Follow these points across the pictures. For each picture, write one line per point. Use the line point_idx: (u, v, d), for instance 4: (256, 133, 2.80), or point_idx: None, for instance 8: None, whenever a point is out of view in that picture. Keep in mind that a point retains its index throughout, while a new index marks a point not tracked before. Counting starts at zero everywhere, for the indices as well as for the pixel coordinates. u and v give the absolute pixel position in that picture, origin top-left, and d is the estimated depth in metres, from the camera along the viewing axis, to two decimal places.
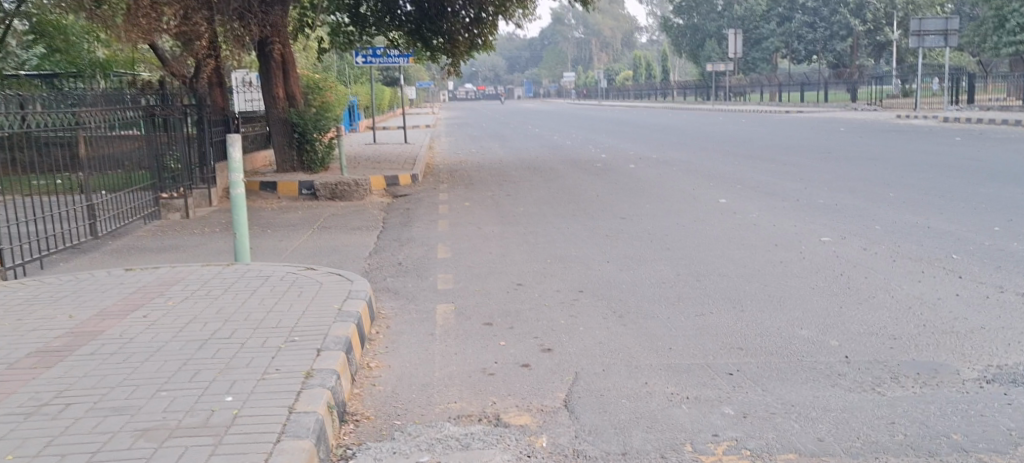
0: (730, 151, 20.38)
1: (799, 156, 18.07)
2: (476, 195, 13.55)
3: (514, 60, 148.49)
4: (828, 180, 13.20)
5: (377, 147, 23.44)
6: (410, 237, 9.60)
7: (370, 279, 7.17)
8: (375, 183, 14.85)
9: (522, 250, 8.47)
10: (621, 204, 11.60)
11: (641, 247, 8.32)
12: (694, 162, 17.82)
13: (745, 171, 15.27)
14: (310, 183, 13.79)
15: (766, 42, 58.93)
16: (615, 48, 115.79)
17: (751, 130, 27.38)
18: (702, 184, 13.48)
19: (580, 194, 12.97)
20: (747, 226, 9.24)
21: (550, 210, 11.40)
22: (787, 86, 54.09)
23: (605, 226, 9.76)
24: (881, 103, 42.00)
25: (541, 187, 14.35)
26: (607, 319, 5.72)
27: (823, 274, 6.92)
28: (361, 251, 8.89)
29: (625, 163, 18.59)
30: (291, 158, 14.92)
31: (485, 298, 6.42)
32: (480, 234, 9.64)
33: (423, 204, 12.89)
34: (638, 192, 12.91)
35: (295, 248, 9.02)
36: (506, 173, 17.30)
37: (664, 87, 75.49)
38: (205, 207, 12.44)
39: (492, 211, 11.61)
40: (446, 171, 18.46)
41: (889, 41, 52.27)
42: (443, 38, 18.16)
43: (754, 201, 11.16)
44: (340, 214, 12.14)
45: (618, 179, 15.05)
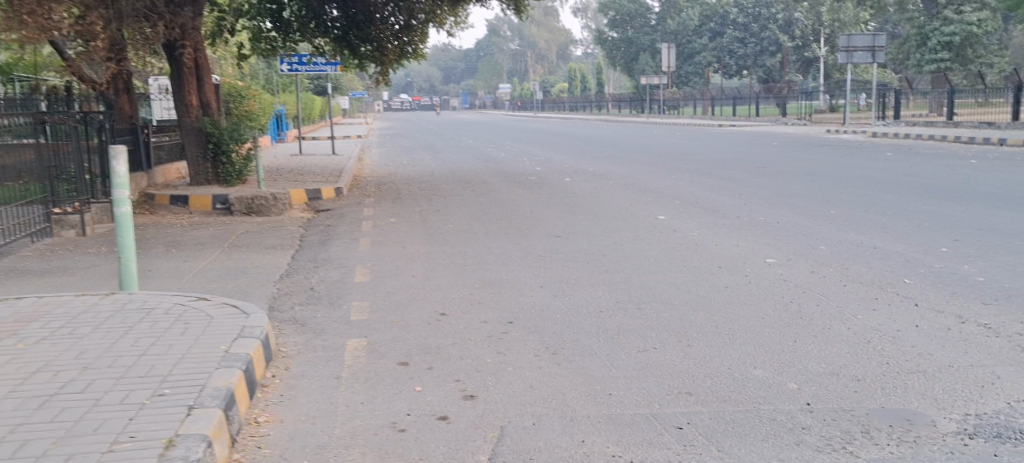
0: (665, 165, 20.06)
1: (735, 170, 17.78)
2: (403, 210, 12.89)
3: (448, 72, 147.88)
4: (766, 195, 12.87)
5: (302, 159, 22.57)
6: (327, 258, 8.90)
7: (276, 311, 6.45)
8: (296, 197, 14.25)
9: (448, 273, 7.84)
10: (555, 220, 11.07)
11: (576, 269, 7.73)
12: (630, 176, 17.42)
13: (682, 186, 14.89)
14: (225, 197, 13.36)
15: (698, 56, 59.44)
16: (550, 60, 116.05)
17: (685, 144, 27.23)
18: (639, 200, 13.03)
19: (512, 209, 12.39)
20: (688, 246, 8.73)
21: (480, 226, 10.79)
22: (719, 100, 54.52)
23: (538, 244, 9.18)
24: (811, 117, 42.48)
25: (472, 202, 13.74)
26: (539, 356, 5.13)
27: (771, 300, 6.40)
28: (271, 275, 8.21)
29: (559, 176, 18.11)
30: (205, 171, 14.57)
31: (403, 331, 5.79)
32: (403, 254, 9.01)
33: (346, 220, 12.20)
34: (573, 208, 12.38)
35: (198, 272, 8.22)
36: (436, 186, 16.66)
37: (597, 100, 75.68)
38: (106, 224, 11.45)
39: (419, 228, 10.96)
40: (374, 183, 17.75)
41: (816, 57, 53.15)
42: (371, 45, 17.48)
43: (693, 218, 10.72)
44: (255, 234, 11.41)
45: (552, 194, 14.53)
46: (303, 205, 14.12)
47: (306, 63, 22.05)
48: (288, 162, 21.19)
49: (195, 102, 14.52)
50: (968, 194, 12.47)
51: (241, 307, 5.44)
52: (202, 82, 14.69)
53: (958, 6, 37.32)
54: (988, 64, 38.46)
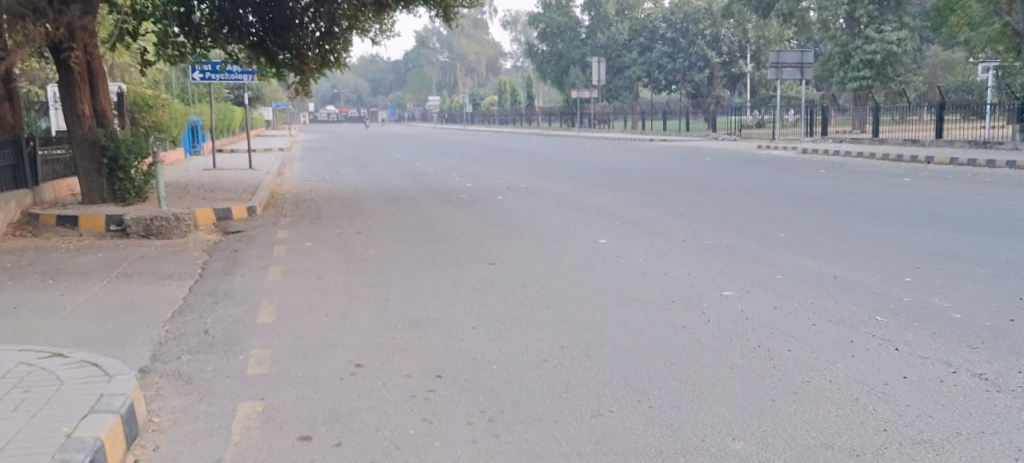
0: (600, 181, 19.43)
1: (672, 187, 17.19)
2: (322, 231, 11.93)
3: (378, 83, 146.21)
4: (707, 216, 12.25)
5: (218, 174, 21.39)
6: (230, 296, 7.96)
7: (161, 374, 5.54)
8: (203, 217, 13.48)
9: (366, 308, 6.98)
10: (488, 243, 10.26)
11: (512, 303, 6.92)
12: (563, 194, 16.71)
13: (620, 205, 14.22)
14: (120, 217, 12.98)
15: (627, 71, 59.36)
16: (480, 73, 115.31)
17: (619, 159, 26.70)
18: (575, 220, 12.29)
19: (441, 230, 11.51)
20: (633, 274, 7.98)
21: (406, 250, 9.91)
22: (649, 115, 54.46)
23: (469, 272, 8.34)
24: (741, 133, 42.53)
25: (398, 221, 12.81)
26: (471, 423, 4.30)
27: (732, 339, 5.63)
28: (164, 319, 7.31)
29: (489, 193, 17.31)
30: (99, 187, 13.96)
31: (309, 388, 4.92)
32: (318, 284, 8.12)
33: (257, 244, 11.21)
34: (507, 229, 11.57)
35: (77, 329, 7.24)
36: (360, 204, 15.70)
37: (529, 113, 75.21)
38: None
39: (338, 252, 10.02)
40: (293, 201, 16.72)
41: (743, 72, 53.47)
42: (290, 53, 16.39)
43: (635, 241, 10.01)
44: (154, 263, 10.41)
45: (483, 212, 13.69)
46: (211, 226, 13.35)
47: (219, 71, 20.91)
48: (203, 179, 20.01)
49: (88, 112, 13.83)
50: (915, 214, 11.99)
51: (100, 365, 4.65)
52: (95, 91, 14.01)
53: (879, 25, 37.46)
54: (910, 81, 38.87)
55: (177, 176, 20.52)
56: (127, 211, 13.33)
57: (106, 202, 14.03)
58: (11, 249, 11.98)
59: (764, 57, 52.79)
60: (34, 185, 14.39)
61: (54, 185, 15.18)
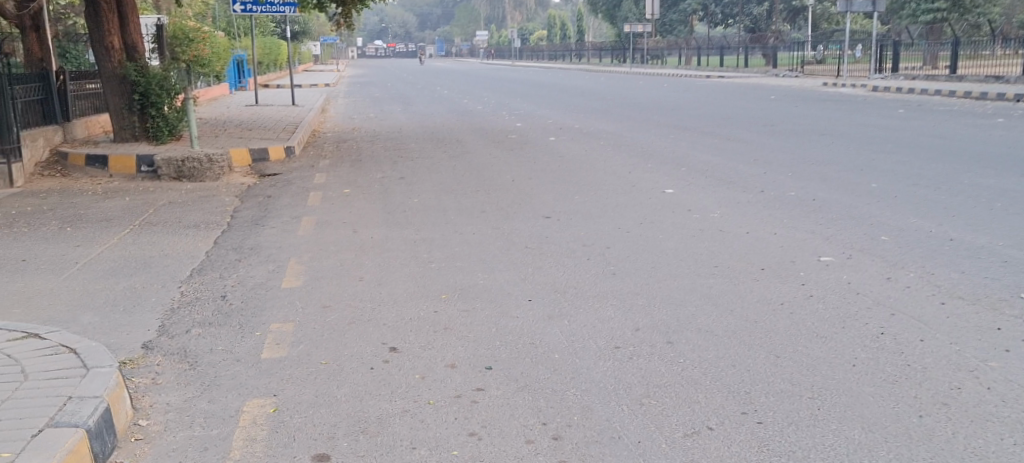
0: (658, 121, 18.34)
1: (737, 128, 16.06)
2: (362, 176, 11.07)
3: (425, 17, 144.54)
4: (781, 161, 11.17)
5: (258, 111, 20.64)
6: (255, 253, 7.13)
7: (164, 357, 4.72)
8: (238, 158, 12.66)
9: (406, 274, 6.10)
10: (541, 194, 9.32)
11: (572, 271, 6.00)
12: (620, 135, 15.68)
13: (682, 149, 13.15)
14: (150, 158, 12.25)
15: (682, 5, 57.38)
16: (529, 7, 113.07)
17: (675, 97, 25.44)
18: (636, 166, 11.29)
19: (490, 177, 10.59)
20: (708, 234, 6.99)
21: (451, 200, 9.03)
22: (705, 50, 52.59)
23: (523, 230, 7.43)
24: (803, 69, 40.82)
25: (444, 165, 11.93)
26: (532, 445, 3.39)
27: (844, 315, 4.65)
28: (181, 280, 6.50)
29: (541, 134, 16.34)
30: (131, 124, 13.18)
31: (333, 383, 4.04)
32: (353, 241, 7.25)
33: (293, 190, 10.39)
34: (563, 176, 10.62)
35: (83, 289, 6.49)
36: (403, 145, 14.81)
37: (579, 48, 73.47)
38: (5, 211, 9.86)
39: (377, 202, 9.15)
40: (334, 141, 15.89)
41: (805, 5, 51.09)
42: None
43: (705, 193, 9.01)
44: (182, 210, 9.62)
45: (534, 156, 12.75)
46: (247, 168, 12.55)
47: (260, 3, 20.48)
48: (243, 116, 19.28)
49: (117, 45, 13.08)
50: (1017, 161, 10.78)
51: (80, 354, 3.88)
52: (124, 23, 13.18)
53: None
54: (987, 15, 36.61)
55: (218, 114, 19.79)
56: (157, 151, 12.55)
57: (139, 141, 13.25)
58: (36, 191, 11.28)
59: None
60: (66, 122, 13.68)
61: (86, 121, 14.47)
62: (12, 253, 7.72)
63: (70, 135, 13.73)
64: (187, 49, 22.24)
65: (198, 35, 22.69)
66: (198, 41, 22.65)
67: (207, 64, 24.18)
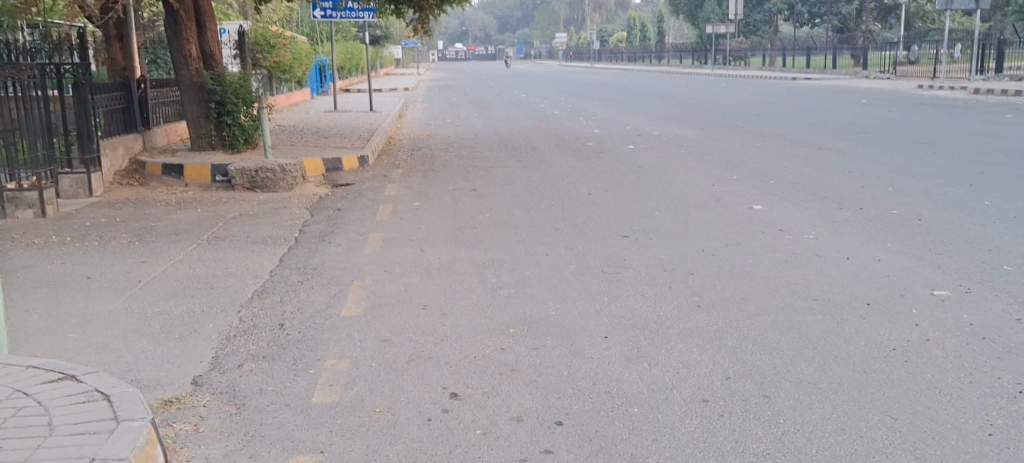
0: (744, 127, 17.64)
1: (827, 135, 15.30)
2: (435, 187, 10.75)
3: (505, 20, 145.03)
4: (878, 173, 10.47)
5: (335, 117, 20.59)
6: (318, 272, 6.81)
7: (212, 396, 4.40)
8: (311, 168, 12.39)
9: (474, 302, 5.70)
10: (619, 209, 8.83)
11: (653, 301, 5.50)
12: (704, 143, 15.07)
13: (769, 158, 12.51)
14: (225, 168, 11.80)
15: (767, 4, 56.06)
16: (610, 8, 112.23)
17: (760, 101, 24.62)
18: (720, 178, 10.71)
19: (566, 190, 10.13)
20: (802, 259, 6.42)
21: (525, 216, 8.60)
22: (791, 51, 51.22)
23: (601, 252, 6.96)
24: (895, 70, 39.36)
25: (518, 176, 11.52)
26: None
27: (965, 367, 4.09)
28: (241, 302, 6.18)
29: (620, 141, 15.82)
30: (208, 132, 12.98)
31: (388, 442, 3.66)
32: (420, 263, 6.86)
33: (364, 201, 10.09)
34: (642, 188, 10.11)
35: (143, 308, 6.21)
36: (479, 153, 14.49)
37: (659, 49, 72.53)
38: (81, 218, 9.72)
39: (448, 216, 8.79)
40: (408, 148, 15.66)
41: (897, 4, 49.28)
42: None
43: (797, 210, 8.39)
44: (252, 222, 9.34)
45: (612, 166, 12.28)
46: (320, 178, 12.29)
47: (339, 8, 20.45)
48: (320, 122, 19.23)
49: (195, 53, 12.93)
50: None
51: (110, 401, 3.67)
52: (203, 30, 13.02)
53: None
54: None
55: (296, 120, 19.73)
56: (233, 160, 12.14)
57: (215, 150, 13.05)
58: (114, 200, 10.91)
59: None
60: (145, 129, 13.54)
61: (166, 128, 14.33)
62: (82, 264, 7.51)
63: (149, 141, 13.53)
64: (268, 54, 22.37)
65: (279, 41, 22.73)
66: (279, 46, 22.67)
67: (288, 69, 24.20)
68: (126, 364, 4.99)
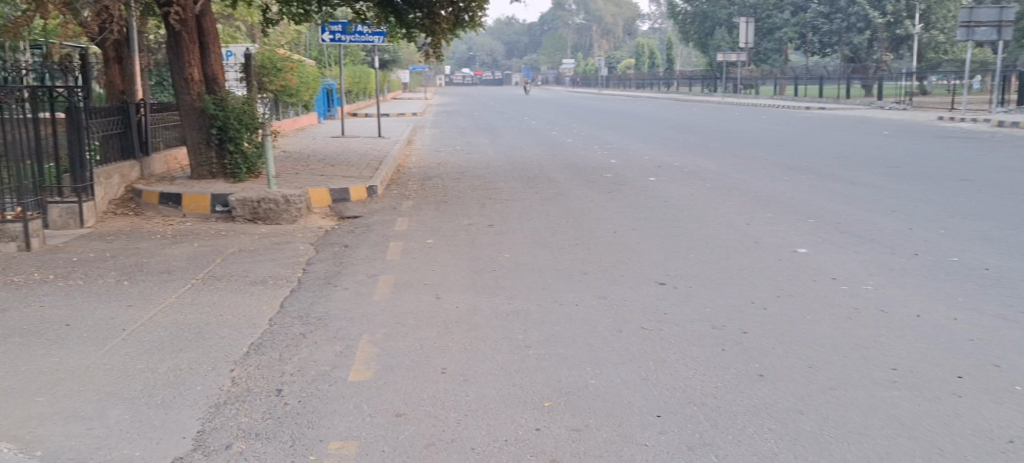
0: (766, 159, 17.01)
1: (855, 170, 14.65)
2: (449, 222, 10.10)
3: (512, 46, 145.35)
4: (921, 213, 9.82)
5: (342, 143, 20.01)
6: (322, 322, 6.12)
7: None
8: (316, 198, 11.73)
9: (500, 366, 5.04)
10: (649, 251, 8.19)
11: (705, 369, 4.84)
12: (728, 176, 14.43)
13: (800, 194, 11.87)
14: (226, 197, 11.12)
15: (778, 32, 55.65)
16: (617, 35, 112.25)
17: (778, 131, 24.04)
18: (753, 217, 10.06)
19: (590, 228, 9.49)
20: (864, 318, 5.76)
21: (548, 258, 7.95)
22: (803, 80, 50.80)
23: (637, 303, 6.31)
24: (910, 100, 38.74)
25: (537, 210, 10.88)
26: None
27: None
28: (236, 360, 5.47)
29: (639, 172, 15.18)
30: (207, 161, 12.31)
31: None
32: (437, 313, 6.19)
33: (373, 237, 9.43)
34: (671, 227, 9.46)
35: (124, 363, 5.49)
36: (492, 183, 13.87)
37: (667, 76, 72.26)
38: (70, 252, 8.98)
39: (464, 256, 8.13)
40: (419, 177, 15.03)
41: (910, 34, 48.83)
42: (422, 12, 16.17)
43: (844, 256, 7.74)
44: (252, 259, 8.66)
45: (636, 200, 11.64)
46: (325, 209, 11.64)
47: (349, 32, 19.96)
48: (327, 147, 18.65)
49: (197, 76, 12.20)
50: None
51: None
52: (205, 53, 12.30)
53: None
54: None
55: (302, 145, 19.11)
56: (234, 189, 11.44)
57: (216, 179, 12.37)
58: (107, 231, 10.19)
59: (934, 16, 48.21)
60: (143, 156, 12.86)
61: (165, 155, 13.65)
62: (63, 308, 6.78)
63: (147, 169, 12.84)
64: (275, 78, 21.78)
65: (287, 64, 22.14)
66: (286, 70, 22.07)
67: (295, 93, 23.60)
68: (99, 438, 4.31)
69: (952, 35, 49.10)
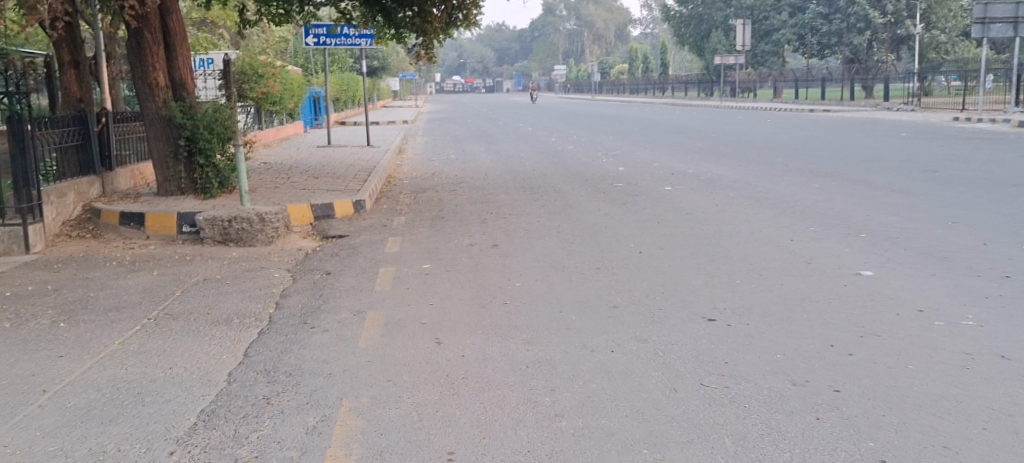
0: (785, 165, 15.81)
1: (888, 175, 13.46)
2: (448, 242, 8.89)
3: (503, 52, 144.51)
4: (987, 226, 8.65)
5: (330, 152, 18.78)
6: (294, 378, 4.88)
7: None
8: (296, 215, 10.49)
9: (526, 450, 3.83)
10: (686, 276, 6.96)
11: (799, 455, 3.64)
12: (750, 183, 13.21)
13: (837, 203, 10.69)
14: (193, 216, 9.85)
15: (776, 34, 54.61)
16: (610, 41, 111.32)
17: (788, 136, 22.94)
18: (794, 232, 8.83)
19: (611, 247, 8.25)
20: (980, 371, 4.58)
21: (568, 287, 6.72)
22: (803, 82, 49.75)
23: (687, 347, 5.07)
24: (917, 102, 37.67)
25: (546, 227, 9.65)
26: None
27: None
28: (180, 436, 4.22)
29: (651, 181, 13.95)
30: (176, 175, 11.06)
31: None
32: (439, 364, 4.97)
33: (360, 261, 8.17)
34: (702, 246, 8.24)
35: (33, 444, 4.22)
36: (493, 195, 12.66)
37: (662, 81, 71.26)
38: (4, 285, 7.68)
39: (468, 285, 6.89)
40: (412, 189, 13.81)
41: (910, 35, 47.78)
42: (413, 10, 14.98)
43: (919, 280, 6.53)
44: (217, 292, 7.39)
45: (655, 214, 10.41)
46: (307, 228, 10.38)
47: (335, 34, 18.73)
48: (313, 158, 17.42)
49: (163, 81, 10.93)
50: None
51: None
52: (172, 56, 11.05)
53: None
54: None
55: (285, 156, 17.84)
56: (204, 206, 10.16)
57: (185, 195, 11.13)
58: (55, 257, 8.90)
59: (935, 16, 47.11)
60: (105, 169, 11.57)
61: (133, 169, 12.39)
62: None
63: (110, 185, 11.57)
64: (256, 85, 20.51)
65: (269, 70, 20.90)
66: (268, 76, 20.81)
67: (279, 101, 22.34)
68: None
69: (953, 35, 48.05)
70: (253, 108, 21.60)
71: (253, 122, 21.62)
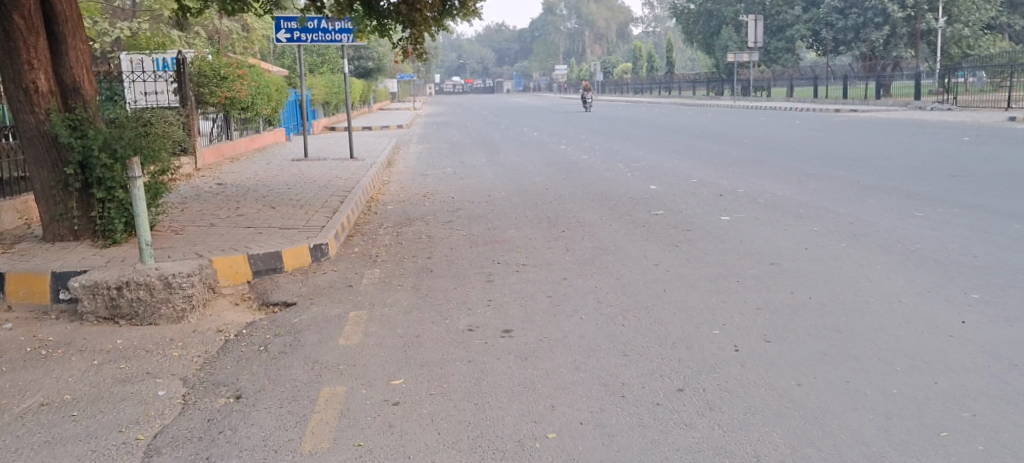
0: (854, 180, 12.93)
1: (999, 198, 10.56)
2: (435, 324, 5.98)
3: (504, 52, 141.82)
4: None
5: (305, 167, 15.92)
6: None
7: None
8: (224, 269, 7.53)
9: None
10: (838, 419, 4.06)
11: None
12: (827, 210, 10.27)
13: (973, 245, 7.79)
14: (71, 277, 6.92)
15: (789, 30, 51.65)
16: (611, 40, 108.39)
17: (833, 140, 20.05)
18: (951, 303, 5.91)
19: (686, 339, 5.34)
20: None
21: (639, 454, 3.84)
22: (823, 80, 46.74)
23: None
24: (954, 99, 34.67)
25: (579, 292, 6.69)
26: None
27: None
28: None
29: (697, 207, 11.01)
30: (67, 215, 8.12)
31: None
32: None
33: (296, 365, 5.23)
34: (829, 337, 5.32)
35: None
36: (499, 229, 9.76)
37: (669, 79, 68.30)
38: None
39: (463, 444, 4.01)
40: (396, 219, 10.91)
41: (931, 29, 44.77)
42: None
43: None
44: (48, 437, 4.46)
45: (729, 264, 7.47)
46: (241, 289, 7.49)
47: (309, 28, 15.80)
48: (282, 175, 14.55)
49: (46, 86, 7.93)
50: None
51: None
52: (57, 53, 8.09)
53: None
54: None
55: (249, 174, 14.89)
56: (93, 263, 7.24)
57: (81, 241, 8.22)
58: None
59: (957, 8, 44.14)
60: None
61: (21, 201, 9.32)
62: None
63: None
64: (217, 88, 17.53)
65: (232, 71, 17.90)
66: (232, 78, 17.89)
67: (250, 107, 19.36)
68: None
69: (977, 28, 45.05)
70: (218, 114, 18.65)
71: (219, 132, 18.67)
